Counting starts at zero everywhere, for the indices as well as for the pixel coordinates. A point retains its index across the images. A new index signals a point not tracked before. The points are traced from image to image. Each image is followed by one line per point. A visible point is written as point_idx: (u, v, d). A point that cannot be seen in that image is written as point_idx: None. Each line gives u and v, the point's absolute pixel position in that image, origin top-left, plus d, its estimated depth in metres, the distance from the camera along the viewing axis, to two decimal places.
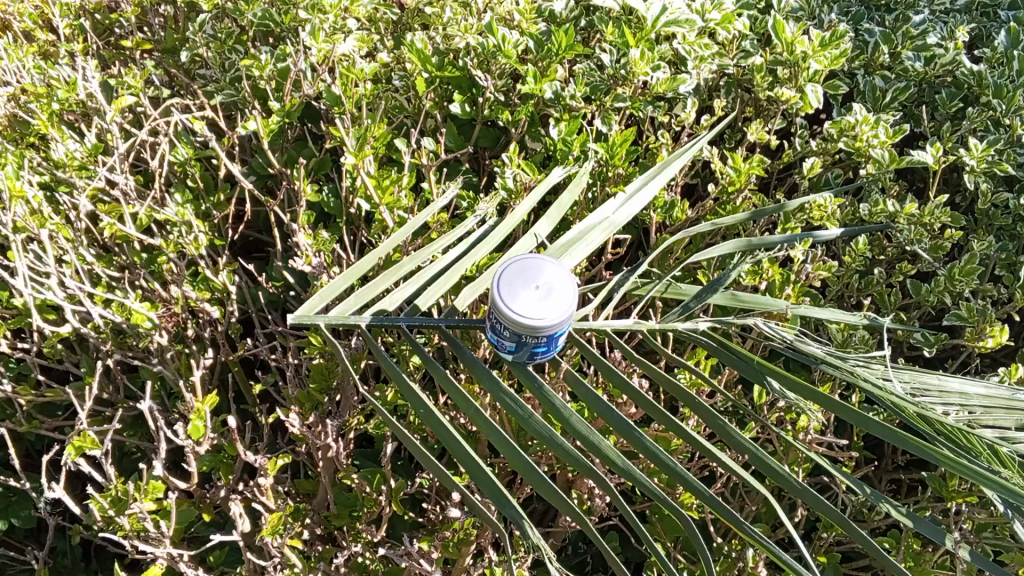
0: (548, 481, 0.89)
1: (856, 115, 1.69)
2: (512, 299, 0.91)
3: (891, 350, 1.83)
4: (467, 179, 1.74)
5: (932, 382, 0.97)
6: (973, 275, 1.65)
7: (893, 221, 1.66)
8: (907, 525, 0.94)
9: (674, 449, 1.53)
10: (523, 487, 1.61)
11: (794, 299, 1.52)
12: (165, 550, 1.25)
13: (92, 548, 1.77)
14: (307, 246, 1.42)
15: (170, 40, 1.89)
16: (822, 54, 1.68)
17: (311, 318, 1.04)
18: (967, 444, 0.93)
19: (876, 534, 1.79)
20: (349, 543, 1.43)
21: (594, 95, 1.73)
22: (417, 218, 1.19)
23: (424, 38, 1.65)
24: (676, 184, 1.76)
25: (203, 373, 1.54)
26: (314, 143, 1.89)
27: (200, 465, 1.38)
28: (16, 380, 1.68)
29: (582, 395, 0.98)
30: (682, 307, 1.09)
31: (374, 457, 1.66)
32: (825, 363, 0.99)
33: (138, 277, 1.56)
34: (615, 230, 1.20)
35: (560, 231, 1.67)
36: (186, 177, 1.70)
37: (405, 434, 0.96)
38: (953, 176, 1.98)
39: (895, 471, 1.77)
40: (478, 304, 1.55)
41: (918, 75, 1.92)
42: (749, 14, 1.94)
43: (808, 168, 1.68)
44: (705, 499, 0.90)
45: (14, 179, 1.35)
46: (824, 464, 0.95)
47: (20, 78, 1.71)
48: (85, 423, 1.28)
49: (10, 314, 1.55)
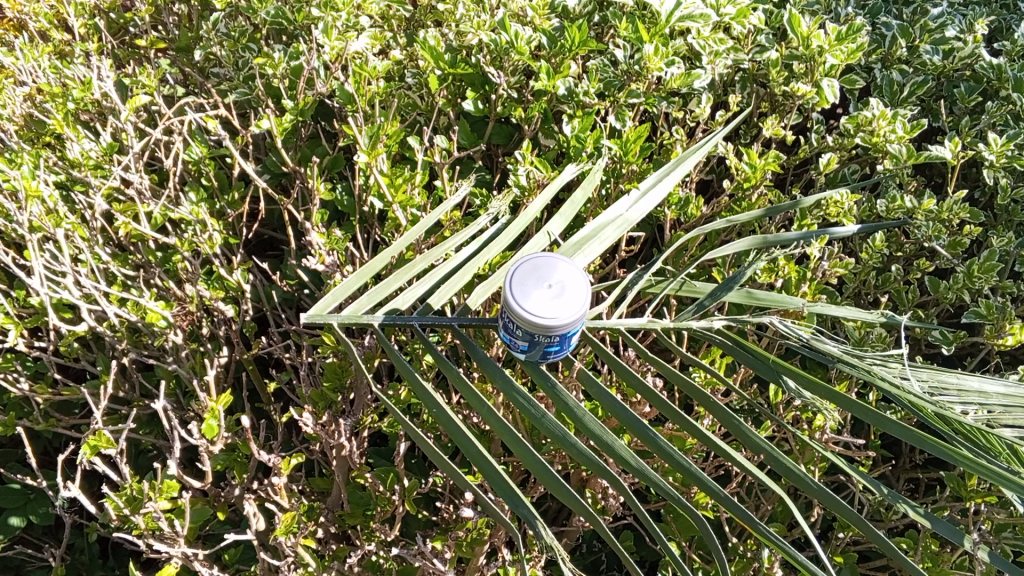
0: (561, 481, 0.88)
1: (873, 110, 1.67)
2: (524, 297, 0.91)
3: (909, 348, 1.81)
4: (480, 176, 1.73)
5: (951, 381, 0.95)
6: (993, 271, 1.61)
7: (911, 217, 1.64)
8: (924, 525, 0.93)
9: (689, 448, 1.52)
10: (536, 485, 1.60)
11: (810, 297, 1.51)
12: (179, 549, 1.25)
13: (109, 545, 1.79)
14: (320, 246, 1.42)
15: (184, 39, 1.90)
16: (838, 49, 1.66)
17: (324, 317, 1.04)
18: (986, 443, 0.91)
19: (893, 533, 1.77)
20: (363, 542, 1.43)
21: (608, 91, 1.71)
22: (431, 216, 1.17)
23: (437, 35, 1.64)
24: (690, 180, 1.75)
25: (218, 371, 1.55)
26: (327, 140, 1.89)
27: (214, 464, 1.38)
28: (33, 378, 1.70)
29: (595, 394, 0.97)
30: (696, 305, 1.07)
31: (388, 455, 1.67)
32: (843, 362, 0.97)
33: (153, 276, 1.57)
34: (629, 227, 1.18)
35: (573, 229, 1.67)
36: (200, 176, 1.70)
37: (418, 433, 0.95)
38: (972, 172, 1.95)
39: (913, 470, 1.75)
40: (491, 301, 1.55)
41: (937, 69, 1.89)
42: (764, 8, 1.93)
43: (824, 163, 1.66)
44: (720, 500, 0.88)
45: (30, 179, 1.36)
46: (840, 463, 0.94)
47: (36, 77, 1.72)
48: (100, 422, 1.28)
49: (27, 312, 1.56)
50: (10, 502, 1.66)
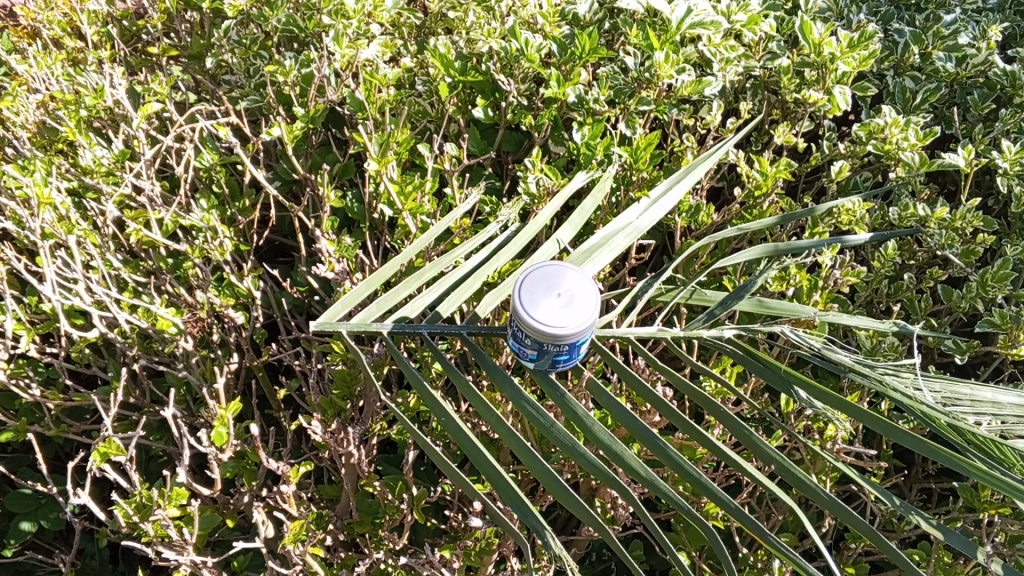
0: (570, 491, 0.88)
1: (886, 117, 1.65)
2: (533, 306, 0.90)
3: (922, 358, 1.79)
4: (489, 184, 1.75)
5: (964, 391, 0.94)
6: (1007, 280, 1.59)
7: (924, 226, 1.63)
8: (938, 537, 0.92)
9: (698, 457, 1.50)
10: (544, 494, 1.60)
11: (821, 306, 1.49)
12: (188, 557, 1.25)
13: (120, 551, 1.80)
14: (330, 253, 1.41)
15: (196, 47, 1.94)
16: (850, 55, 1.64)
17: (333, 324, 1.03)
18: (1000, 454, 0.89)
19: (905, 544, 1.75)
20: (372, 551, 1.43)
21: (618, 99, 1.70)
22: (440, 224, 1.16)
23: (447, 43, 1.65)
24: (701, 187, 1.75)
25: (227, 379, 1.56)
26: (339, 148, 1.91)
27: (223, 472, 1.37)
28: (45, 385, 1.71)
29: (605, 402, 0.96)
30: (706, 314, 1.06)
31: (398, 464, 1.67)
32: (854, 372, 0.95)
33: (164, 283, 1.58)
34: (639, 235, 1.17)
35: (583, 236, 1.68)
36: (212, 183, 1.71)
37: (428, 442, 0.94)
38: (986, 179, 1.95)
39: (925, 480, 1.73)
40: (500, 309, 1.55)
41: (950, 76, 1.87)
42: (775, 15, 1.91)
43: (836, 171, 1.64)
44: (730, 510, 0.88)
45: (43, 185, 1.39)
46: (852, 474, 0.93)
47: (49, 85, 1.73)
48: (110, 430, 1.27)
49: (39, 319, 1.58)
50: (22, 507, 1.67)
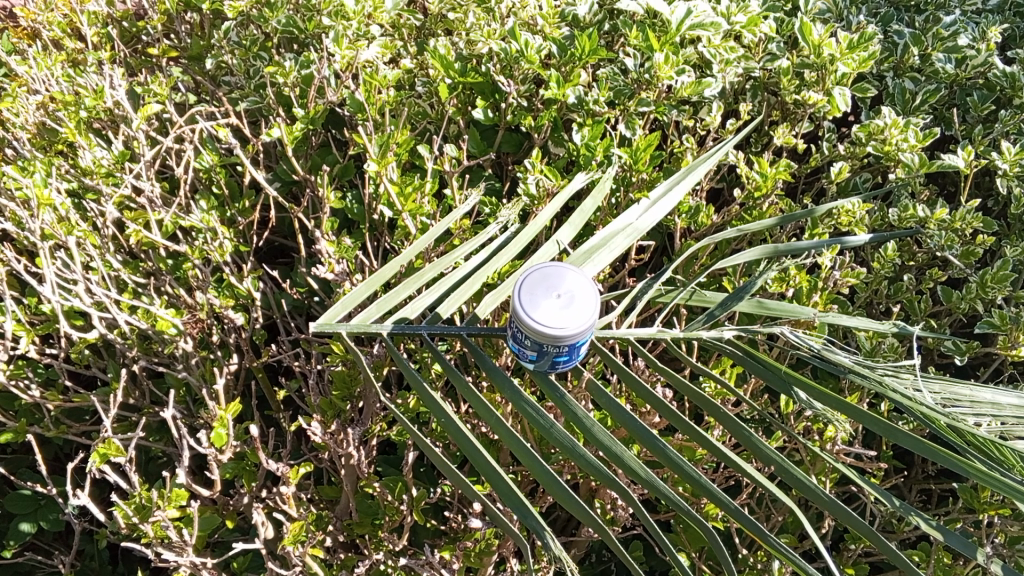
0: (570, 492, 0.88)
1: (886, 118, 1.65)
2: (533, 307, 0.90)
3: (921, 359, 1.79)
4: (489, 185, 1.74)
5: (963, 392, 0.94)
6: (1006, 282, 1.59)
7: (923, 227, 1.63)
8: (937, 538, 0.92)
9: (698, 458, 1.50)
10: (544, 495, 1.59)
11: (821, 307, 1.49)
12: (188, 558, 1.25)
13: (119, 552, 1.80)
14: (330, 254, 1.41)
15: (196, 48, 1.94)
16: (850, 57, 1.64)
17: (332, 325, 1.03)
18: (999, 455, 0.89)
19: (905, 545, 1.75)
20: (372, 551, 1.43)
21: (618, 100, 1.70)
22: (439, 225, 1.16)
23: (447, 45, 1.66)
24: (700, 188, 1.75)
25: (227, 379, 1.56)
26: (339, 149, 1.92)
27: (223, 473, 1.37)
28: (45, 386, 1.71)
29: (604, 403, 0.96)
30: (706, 315, 1.06)
31: (397, 465, 1.67)
32: (854, 372, 0.95)
33: (164, 284, 1.58)
34: (639, 235, 1.17)
35: (583, 237, 1.68)
36: (212, 183, 1.71)
37: (428, 443, 0.94)
38: (985, 181, 1.95)
39: (925, 481, 1.73)
40: (499, 310, 1.55)
41: (950, 77, 1.87)
42: (775, 16, 1.91)
43: (836, 172, 1.65)
44: (730, 511, 0.88)
45: (43, 186, 1.40)
46: (852, 475, 0.92)
47: (49, 86, 1.73)
48: (110, 431, 1.27)
49: (39, 320, 1.58)
50: (22, 508, 1.67)
